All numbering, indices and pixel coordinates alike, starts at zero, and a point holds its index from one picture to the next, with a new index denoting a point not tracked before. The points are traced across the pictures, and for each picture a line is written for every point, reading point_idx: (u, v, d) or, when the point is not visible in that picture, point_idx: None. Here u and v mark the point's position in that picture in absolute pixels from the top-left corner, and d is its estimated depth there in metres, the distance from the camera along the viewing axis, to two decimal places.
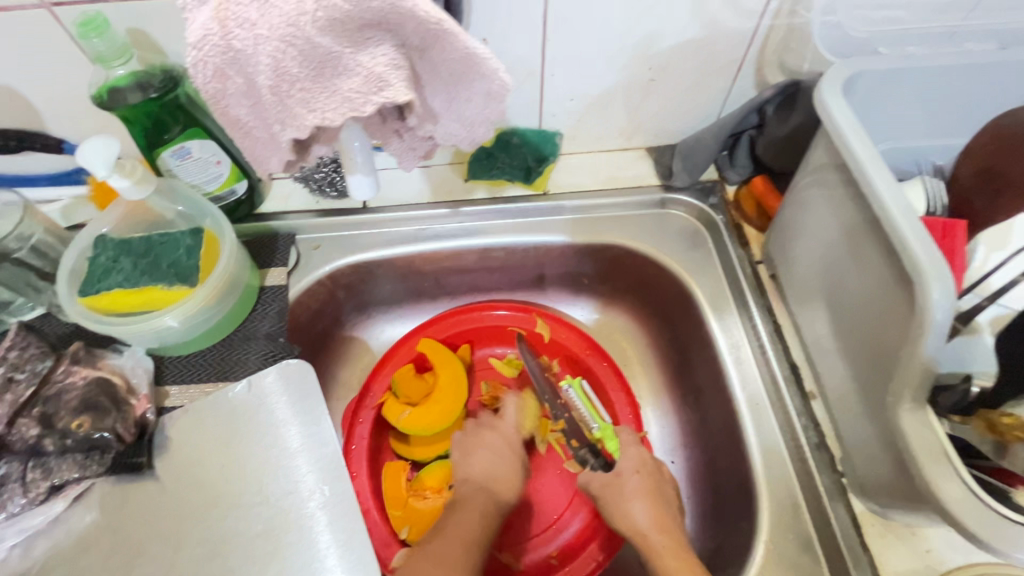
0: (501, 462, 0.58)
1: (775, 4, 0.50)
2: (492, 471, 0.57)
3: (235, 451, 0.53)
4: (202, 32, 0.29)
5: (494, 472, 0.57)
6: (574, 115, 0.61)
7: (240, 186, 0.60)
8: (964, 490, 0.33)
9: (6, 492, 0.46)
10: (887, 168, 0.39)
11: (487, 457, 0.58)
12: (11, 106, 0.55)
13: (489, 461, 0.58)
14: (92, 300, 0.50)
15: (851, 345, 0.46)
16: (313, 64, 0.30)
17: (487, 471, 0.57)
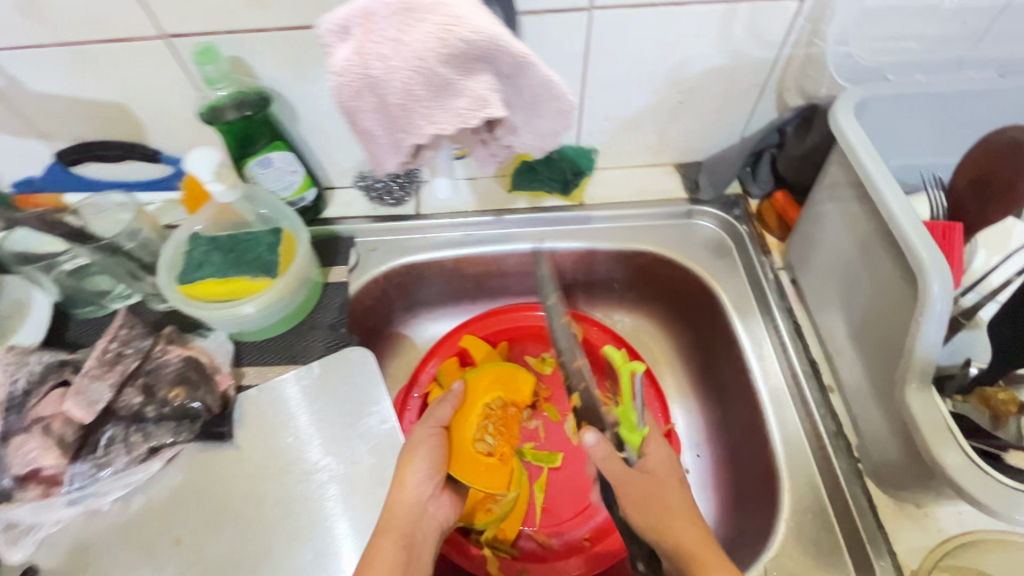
0: (425, 481, 0.54)
1: (795, 35, 0.56)
2: (420, 492, 0.54)
3: (300, 427, 0.58)
4: (344, 63, 0.34)
5: (422, 493, 0.54)
6: (608, 133, 0.68)
7: (309, 194, 0.68)
8: (962, 458, 0.38)
9: (112, 451, 0.53)
10: (895, 180, 0.44)
11: (411, 475, 0.54)
12: (122, 122, 0.63)
13: (412, 480, 0.54)
14: (187, 287, 0.58)
15: (865, 340, 0.51)
16: (433, 88, 0.35)
17: (415, 494, 0.53)
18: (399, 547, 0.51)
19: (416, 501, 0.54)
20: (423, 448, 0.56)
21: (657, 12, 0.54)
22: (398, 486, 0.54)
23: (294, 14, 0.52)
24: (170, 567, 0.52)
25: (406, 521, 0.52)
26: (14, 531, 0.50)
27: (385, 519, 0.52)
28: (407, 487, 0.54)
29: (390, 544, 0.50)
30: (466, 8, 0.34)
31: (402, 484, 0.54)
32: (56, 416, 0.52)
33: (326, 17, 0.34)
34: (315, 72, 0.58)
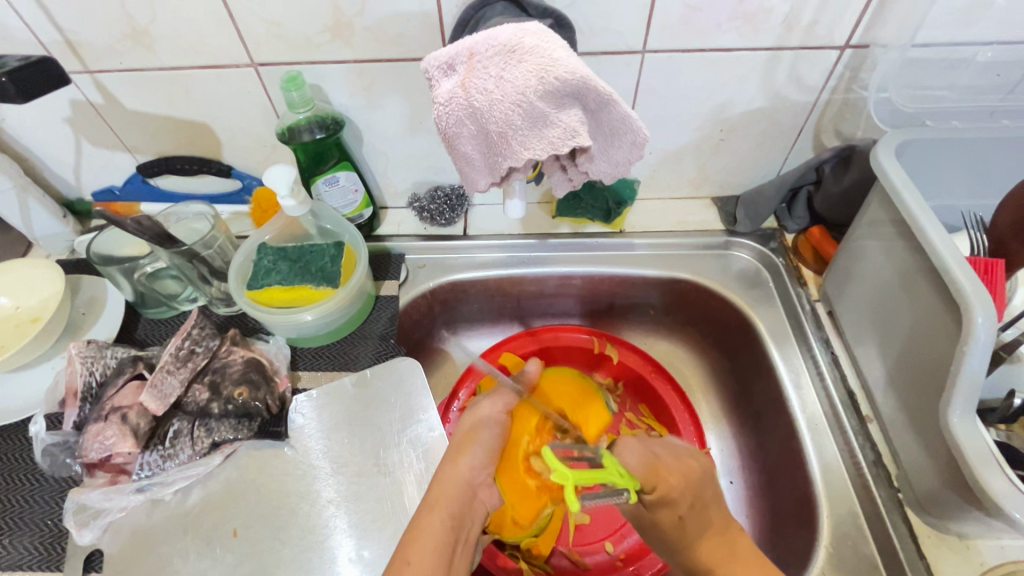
0: (479, 465, 0.55)
1: (834, 81, 0.60)
2: (472, 475, 0.55)
3: (353, 430, 0.61)
4: (451, 94, 0.41)
5: (475, 476, 0.55)
6: (650, 165, 0.71)
7: (366, 212, 0.71)
8: (1008, 485, 0.40)
9: (178, 444, 0.56)
10: (938, 219, 0.47)
11: (467, 456, 0.55)
12: (201, 140, 0.68)
13: (467, 460, 0.55)
14: (255, 293, 0.61)
15: (905, 371, 0.53)
16: (528, 119, 0.41)
17: (468, 474, 0.54)
18: (448, 523, 0.49)
19: (467, 483, 0.54)
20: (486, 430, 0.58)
21: (706, 56, 0.58)
22: (451, 464, 0.55)
23: (373, 47, 0.57)
24: (227, 559, 0.54)
25: (455, 497, 0.52)
26: (84, 514, 0.53)
27: (435, 493, 0.52)
28: (462, 467, 0.54)
29: (440, 518, 0.49)
30: (562, 53, 0.39)
31: (457, 462, 0.55)
32: (132, 407, 0.56)
33: (434, 58, 0.42)
34: (384, 99, 0.63)
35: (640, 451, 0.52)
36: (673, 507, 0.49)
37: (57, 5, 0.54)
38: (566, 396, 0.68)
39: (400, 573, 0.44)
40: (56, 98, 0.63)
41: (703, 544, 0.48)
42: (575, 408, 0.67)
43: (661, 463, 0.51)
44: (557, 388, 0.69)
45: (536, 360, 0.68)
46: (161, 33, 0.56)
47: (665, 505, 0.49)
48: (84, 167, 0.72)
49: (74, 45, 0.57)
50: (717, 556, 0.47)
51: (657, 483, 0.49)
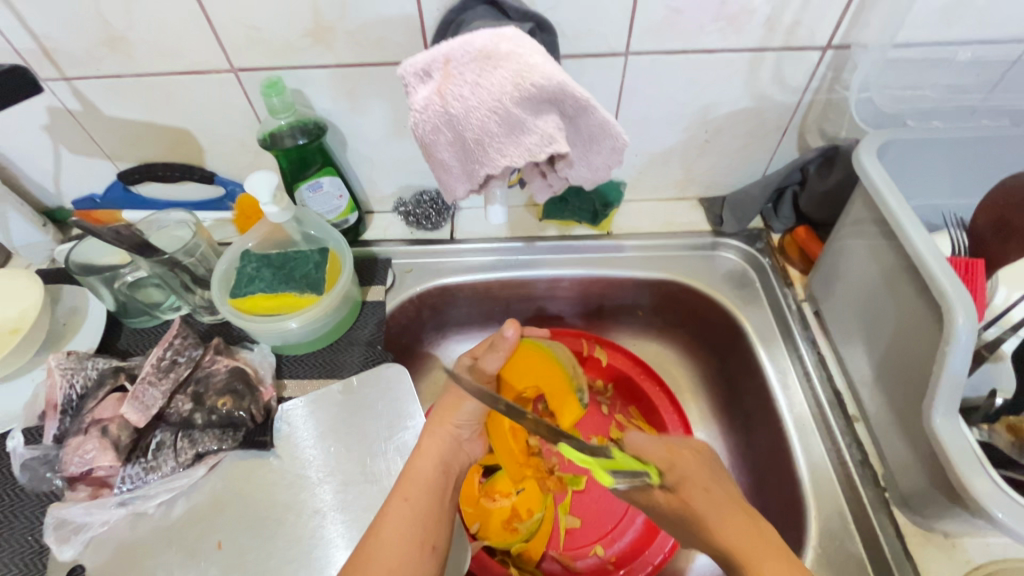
0: (466, 424, 0.58)
1: (817, 82, 0.60)
2: (459, 433, 0.57)
3: (339, 438, 0.61)
4: (426, 102, 0.40)
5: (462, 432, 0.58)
6: (636, 167, 0.71)
7: (352, 217, 0.71)
8: (990, 485, 0.40)
9: (160, 456, 0.55)
10: (919, 220, 0.47)
11: (453, 420, 0.57)
12: (182, 146, 0.68)
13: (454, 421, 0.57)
14: (239, 301, 0.60)
15: (889, 371, 0.53)
16: (505, 126, 0.40)
17: (455, 432, 0.57)
18: (439, 469, 0.54)
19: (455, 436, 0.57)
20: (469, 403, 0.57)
21: (690, 58, 0.58)
22: (439, 423, 0.57)
23: (355, 52, 0.57)
24: (212, 571, 0.53)
25: (443, 450, 0.55)
26: (65, 530, 0.53)
27: (427, 446, 0.55)
28: (448, 427, 0.57)
29: (433, 465, 0.54)
30: (538, 59, 0.39)
31: (444, 423, 0.57)
32: (113, 419, 0.55)
33: (410, 64, 0.41)
34: (367, 104, 0.62)
35: (654, 440, 0.54)
36: (695, 482, 0.49)
37: (32, 12, 0.53)
38: (538, 373, 0.65)
39: (397, 508, 0.49)
40: (33, 106, 0.62)
41: (720, 520, 0.45)
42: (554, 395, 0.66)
43: (672, 445, 0.54)
44: (528, 365, 0.64)
45: (515, 324, 0.61)
46: (138, 39, 0.55)
47: (683, 483, 0.49)
48: (63, 175, 0.70)
49: (49, 52, 0.56)
50: (739, 532, 0.44)
51: (671, 461, 0.51)
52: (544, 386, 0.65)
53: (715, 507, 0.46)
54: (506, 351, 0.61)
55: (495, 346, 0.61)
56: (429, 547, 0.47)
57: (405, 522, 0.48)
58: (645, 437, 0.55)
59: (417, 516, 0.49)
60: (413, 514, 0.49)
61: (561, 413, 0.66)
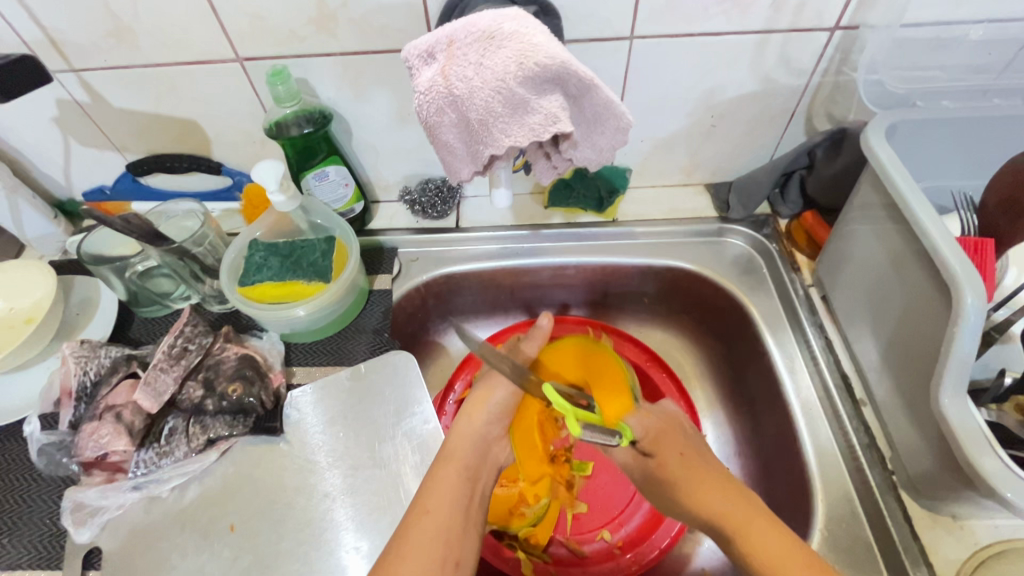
0: (492, 420, 0.57)
1: (825, 64, 0.60)
2: (486, 430, 0.56)
3: (348, 424, 0.61)
4: (431, 83, 0.41)
5: (488, 431, 0.56)
6: (642, 153, 0.71)
7: (358, 207, 0.71)
8: (999, 465, 0.40)
9: (172, 442, 0.56)
10: (929, 201, 0.46)
11: (481, 414, 0.57)
12: (189, 137, 0.68)
13: (481, 416, 0.56)
14: (247, 290, 0.61)
15: (897, 354, 0.53)
16: (509, 105, 0.40)
17: (481, 428, 0.56)
18: (463, 476, 0.51)
19: (480, 436, 0.56)
20: (501, 388, 0.59)
21: (695, 41, 0.57)
22: (466, 418, 0.56)
23: (359, 40, 0.57)
24: (225, 552, 0.54)
25: (468, 454, 0.53)
26: (82, 513, 0.54)
27: (450, 449, 0.53)
28: (476, 422, 0.56)
29: (455, 470, 0.51)
30: (541, 38, 0.39)
31: (472, 417, 0.56)
32: (127, 405, 0.56)
33: (415, 46, 0.41)
34: (373, 92, 0.62)
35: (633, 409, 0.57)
36: (673, 443, 0.54)
37: (39, 3, 0.53)
38: (587, 366, 0.60)
39: (420, 519, 0.46)
40: (42, 98, 0.62)
41: (698, 492, 0.49)
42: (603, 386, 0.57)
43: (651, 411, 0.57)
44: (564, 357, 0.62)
45: (548, 314, 0.63)
46: (144, 29, 0.56)
47: (659, 448, 0.54)
48: (74, 167, 0.71)
49: (57, 43, 0.57)
50: (728, 508, 0.47)
51: (648, 428, 0.55)
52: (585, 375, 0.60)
53: (693, 472, 0.51)
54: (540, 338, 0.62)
55: (530, 335, 0.62)
56: (455, 563, 0.44)
57: (431, 538, 0.45)
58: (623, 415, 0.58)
59: (442, 530, 0.46)
60: (439, 527, 0.46)
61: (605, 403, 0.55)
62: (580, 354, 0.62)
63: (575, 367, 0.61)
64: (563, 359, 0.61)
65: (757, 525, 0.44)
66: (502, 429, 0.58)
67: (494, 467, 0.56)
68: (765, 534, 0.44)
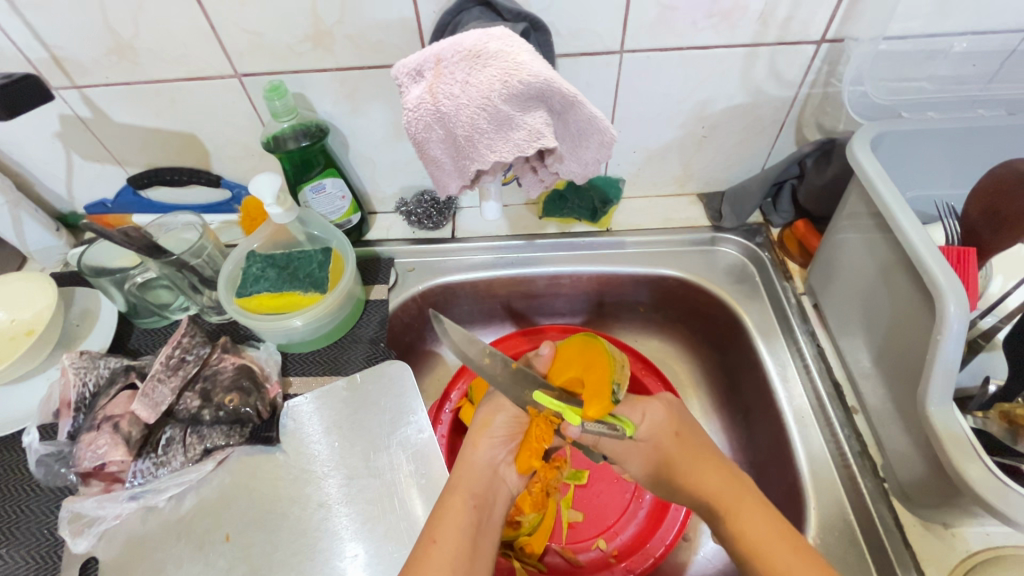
0: (498, 446, 0.57)
1: (813, 76, 0.61)
2: (492, 456, 0.56)
3: (345, 433, 0.62)
4: (419, 100, 0.42)
5: (494, 458, 0.56)
6: (635, 164, 0.71)
7: (355, 218, 0.72)
8: (984, 471, 0.41)
9: (170, 451, 0.56)
10: (912, 210, 0.47)
11: (485, 441, 0.57)
12: (189, 150, 0.69)
13: (486, 446, 0.56)
14: (243, 300, 0.62)
15: (887, 362, 0.53)
16: (494, 122, 0.42)
17: (488, 456, 0.56)
18: (470, 505, 0.52)
19: (487, 464, 0.56)
20: (501, 413, 0.59)
21: (684, 54, 0.58)
22: (471, 449, 0.57)
23: (354, 56, 0.58)
24: (220, 562, 0.55)
25: (474, 483, 0.54)
26: (78, 523, 0.54)
27: (457, 479, 0.54)
28: (482, 451, 0.56)
29: (461, 500, 0.52)
30: (525, 57, 0.40)
31: (476, 447, 0.57)
32: (124, 415, 0.56)
33: (404, 64, 0.42)
34: (368, 106, 0.63)
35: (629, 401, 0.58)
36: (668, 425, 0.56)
37: (43, 23, 0.55)
38: (584, 361, 0.58)
39: (426, 552, 0.47)
40: (45, 114, 0.64)
41: (695, 473, 0.53)
42: (594, 384, 0.55)
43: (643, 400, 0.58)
44: (569, 360, 0.60)
45: (551, 341, 0.63)
46: (145, 47, 0.57)
47: (657, 432, 0.55)
48: (76, 181, 0.72)
49: (61, 61, 0.58)
50: (719, 486, 0.52)
51: (645, 415, 0.56)
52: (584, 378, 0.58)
53: (690, 451, 0.55)
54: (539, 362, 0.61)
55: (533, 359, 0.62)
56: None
57: (438, 574, 0.46)
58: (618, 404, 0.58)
59: (450, 562, 0.47)
60: (446, 560, 0.47)
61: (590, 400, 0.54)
62: (580, 351, 0.59)
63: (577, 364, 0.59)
64: (569, 359, 0.60)
65: (745, 505, 0.50)
66: (511, 453, 0.58)
67: (507, 494, 0.56)
68: (751, 514, 0.49)
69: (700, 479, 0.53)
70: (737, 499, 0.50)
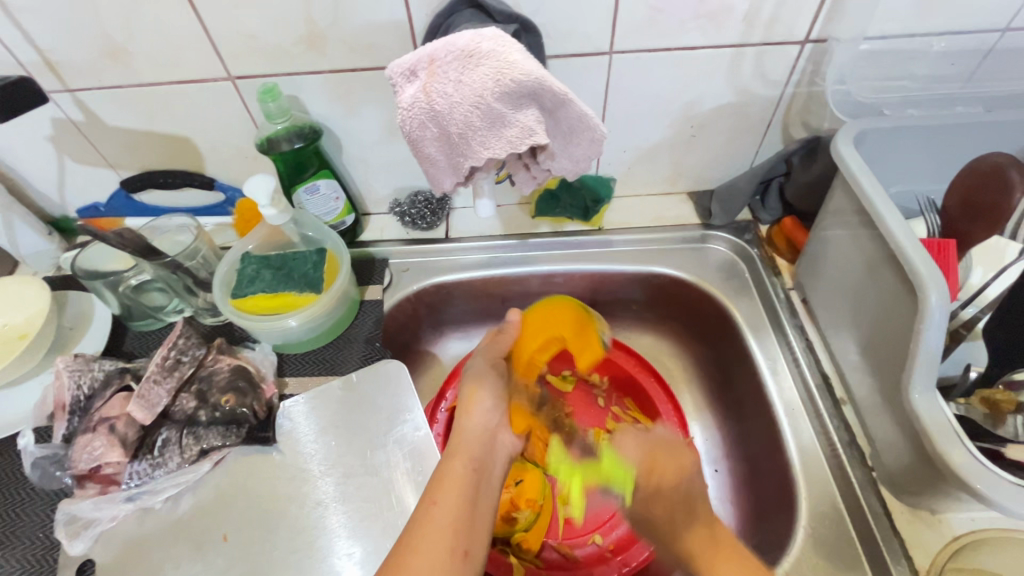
0: (491, 411, 0.57)
1: (798, 76, 0.62)
2: (487, 420, 0.57)
3: (340, 432, 0.62)
4: (414, 100, 0.43)
5: (488, 421, 0.57)
6: (626, 163, 0.73)
7: (349, 219, 0.72)
8: (968, 456, 0.42)
9: (166, 453, 0.56)
10: (894, 204, 0.48)
11: (478, 407, 0.57)
12: (183, 153, 0.70)
13: (479, 410, 0.57)
14: (239, 301, 0.62)
15: (873, 354, 0.54)
16: (487, 119, 0.42)
17: (482, 421, 0.56)
18: (470, 467, 0.51)
19: (484, 429, 0.56)
20: (488, 379, 0.60)
21: (672, 54, 0.59)
22: (466, 416, 0.57)
23: (347, 57, 0.59)
24: (218, 562, 0.55)
25: (473, 445, 0.54)
26: (75, 525, 0.54)
27: (455, 444, 0.54)
28: (475, 417, 0.56)
29: (461, 462, 0.51)
30: (517, 56, 0.41)
31: (470, 413, 0.57)
32: (120, 416, 0.56)
33: (398, 64, 0.43)
34: (362, 108, 0.64)
35: (641, 445, 0.52)
36: (664, 499, 0.49)
37: (36, 26, 0.55)
38: (552, 325, 0.65)
39: (426, 513, 0.46)
40: (38, 117, 0.64)
41: (690, 533, 0.47)
42: (578, 343, 0.67)
43: (657, 458, 0.51)
44: (545, 322, 0.65)
45: (516, 310, 0.65)
46: (139, 50, 0.58)
47: (659, 496, 0.49)
48: (68, 184, 0.72)
49: (53, 65, 0.59)
50: (704, 546, 0.46)
51: (648, 471, 0.50)
52: (567, 336, 0.66)
53: (682, 509, 0.48)
54: (510, 331, 0.64)
55: (502, 330, 0.64)
56: (463, 553, 0.44)
57: (440, 528, 0.45)
58: (632, 443, 0.53)
59: (452, 521, 0.46)
60: (447, 519, 0.46)
61: (580, 355, 0.68)
62: (546, 317, 0.65)
63: (559, 327, 0.65)
64: (540, 325, 0.65)
65: (721, 555, 0.45)
66: (505, 417, 0.59)
67: (502, 457, 0.56)
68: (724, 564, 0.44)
69: (687, 533, 0.47)
70: (713, 553, 0.45)
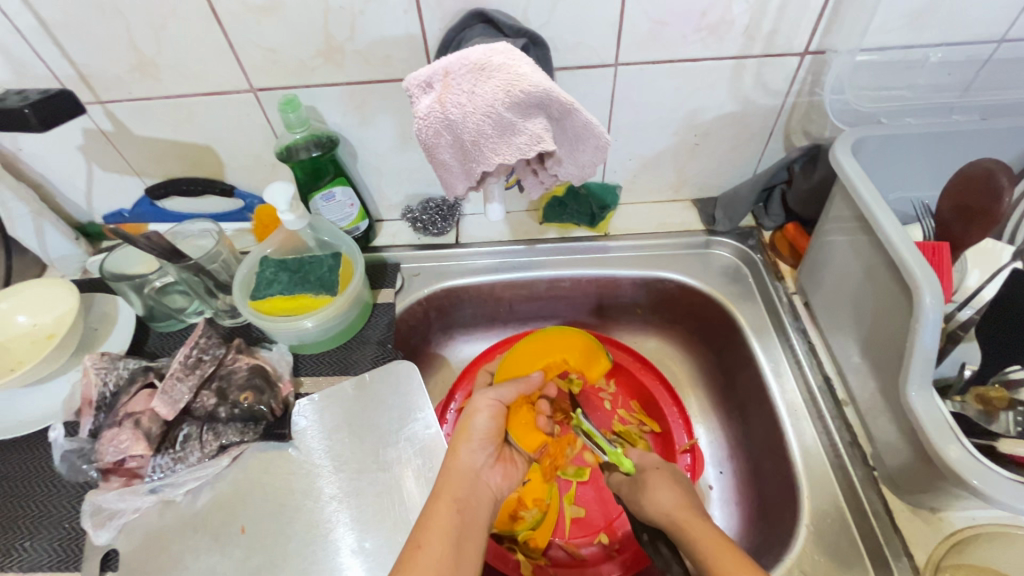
0: (478, 450, 0.55)
1: (798, 85, 0.64)
2: (474, 460, 0.55)
3: (352, 430, 0.64)
4: (429, 109, 0.45)
5: (475, 462, 0.54)
6: (631, 171, 0.75)
7: (362, 225, 0.75)
8: (963, 451, 0.43)
9: (187, 447, 0.59)
10: (892, 211, 0.50)
11: (466, 445, 0.55)
12: (205, 162, 0.73)
13: (465, 450, 0.55)
14: (258, 303, 0.64)
15: (873, 356, 0.55)
16: (498, 128, 0.45)
17: (468, 460, 0.54)
18: (454, 508, 0.49)
19: (468, 468, 0.54)
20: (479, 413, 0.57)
21: (675, 66, 0.62)
22: (452, 458, 0.54)
23: (363, 70, 0.62)
24: (236, 553, 0.57)
25: (459, 484, 0.52)
26: (100, 516, 0.56)
27: (439, 486, 0.51)
28: (461, 457, 0.54)
29: (445, 504, 0.49)
30: (527, 69, 0.44)
31: (457, 450, 0.55)
32: (145, 412, 0.59)
33: (414, 77, 0.45)
34: (377, 117, 0.67)
35: None
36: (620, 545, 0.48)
37: (73, 42, 0.59)
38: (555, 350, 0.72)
39: (411, 556, 0.44)
40: (70, 127, 0.67)
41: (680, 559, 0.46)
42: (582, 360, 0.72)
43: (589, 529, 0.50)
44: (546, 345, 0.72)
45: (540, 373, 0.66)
46: (167, 64, 0.61)
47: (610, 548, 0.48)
48: (96, 192, 0.76)
49: (86, 78, 0.62)
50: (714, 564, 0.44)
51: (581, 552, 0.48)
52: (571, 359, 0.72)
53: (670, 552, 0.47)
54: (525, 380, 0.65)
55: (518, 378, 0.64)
56: None
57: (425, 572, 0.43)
58: None
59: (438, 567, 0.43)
60: (433, 560, 0.44)
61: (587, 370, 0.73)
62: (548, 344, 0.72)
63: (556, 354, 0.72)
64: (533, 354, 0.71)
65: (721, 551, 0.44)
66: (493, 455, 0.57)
67: (491, 498, 0.53)
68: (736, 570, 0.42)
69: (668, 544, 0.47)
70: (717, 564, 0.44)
